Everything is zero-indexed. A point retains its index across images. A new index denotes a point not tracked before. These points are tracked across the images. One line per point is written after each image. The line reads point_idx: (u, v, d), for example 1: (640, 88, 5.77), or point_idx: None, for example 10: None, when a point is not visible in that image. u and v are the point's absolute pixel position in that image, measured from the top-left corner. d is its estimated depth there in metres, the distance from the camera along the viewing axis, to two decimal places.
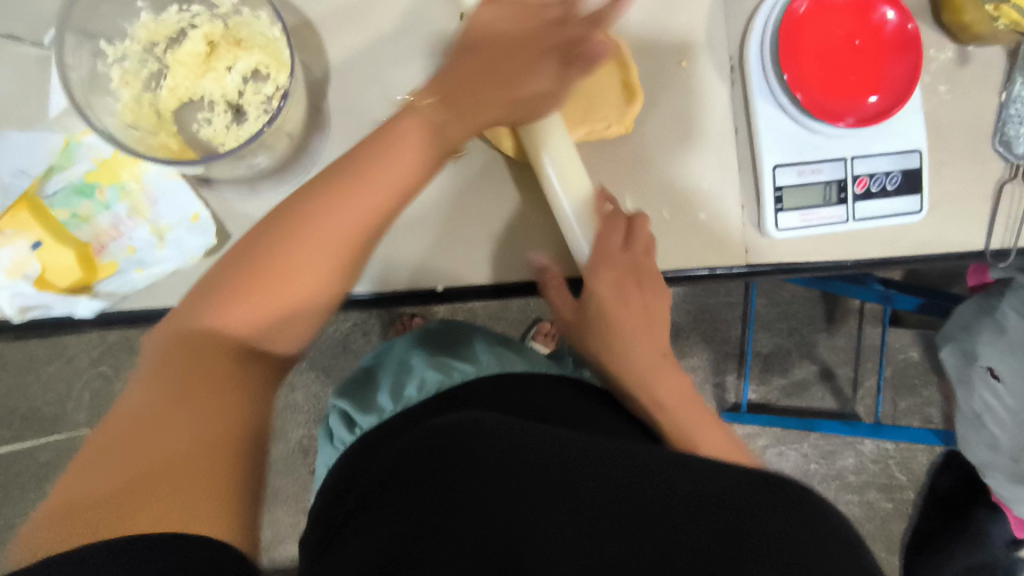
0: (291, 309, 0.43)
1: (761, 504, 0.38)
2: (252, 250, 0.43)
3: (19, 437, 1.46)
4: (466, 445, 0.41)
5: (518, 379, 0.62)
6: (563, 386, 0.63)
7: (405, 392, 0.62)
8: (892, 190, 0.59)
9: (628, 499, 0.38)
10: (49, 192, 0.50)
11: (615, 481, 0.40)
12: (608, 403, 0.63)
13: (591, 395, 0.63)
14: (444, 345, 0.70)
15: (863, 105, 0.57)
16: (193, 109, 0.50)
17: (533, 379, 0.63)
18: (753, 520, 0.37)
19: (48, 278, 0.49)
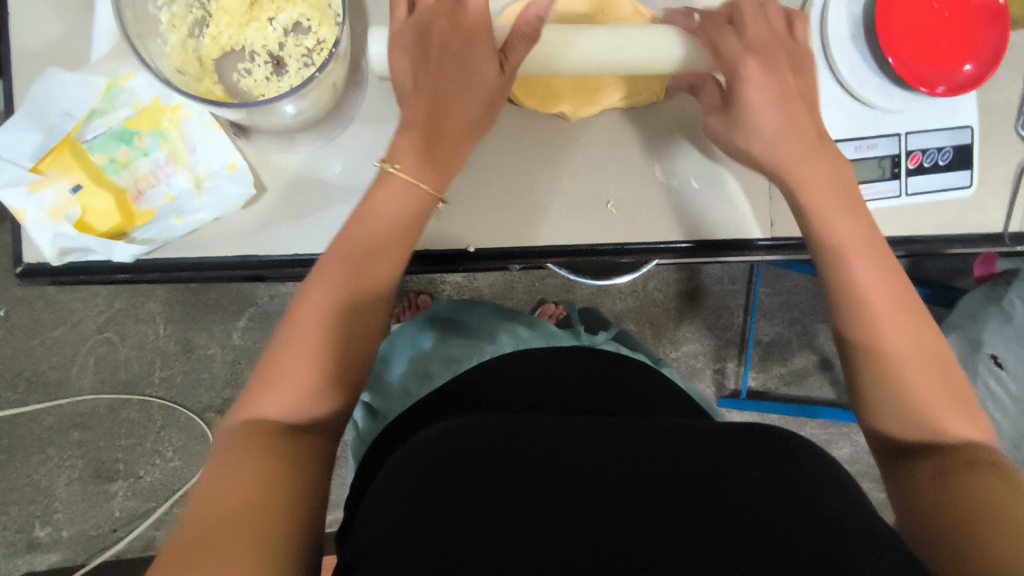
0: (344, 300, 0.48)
1: (736, 462, 0.43)
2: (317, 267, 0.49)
3: (21, 400, 1.45)
4: (462, 452, 0.45)
5: (531, 356, 0.64)
6: (577, 359, 0.65)
7: (427, 374, 0.64)
8: (943, 165, 0.61)
9: (609, 472, 0.43)
10: (89, 136, 0.50)
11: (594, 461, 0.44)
12: (622, 369, 0.65)
13: (606, 362, 0.65)
14: (454, 330, 0.71)
15: (958, 73, 0.56)
16: (234, 58, 0.51)
17: (548, 356, 0.65)
18: (730, 477, 0.42)
19: (88, 221, 0.49)
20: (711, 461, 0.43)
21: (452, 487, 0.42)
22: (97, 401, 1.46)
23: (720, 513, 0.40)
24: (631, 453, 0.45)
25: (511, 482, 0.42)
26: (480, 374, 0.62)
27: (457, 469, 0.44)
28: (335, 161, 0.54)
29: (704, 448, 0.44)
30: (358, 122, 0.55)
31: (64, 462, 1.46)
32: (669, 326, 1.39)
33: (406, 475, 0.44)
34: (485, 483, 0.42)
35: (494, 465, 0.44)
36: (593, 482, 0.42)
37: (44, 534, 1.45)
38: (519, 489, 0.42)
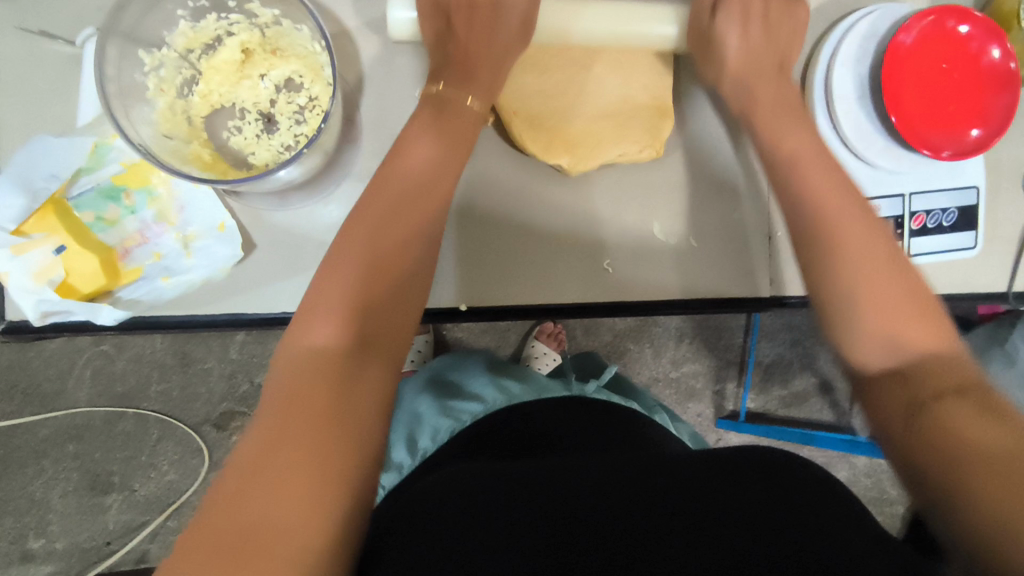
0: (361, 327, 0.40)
1: (726, 493, 0.45)
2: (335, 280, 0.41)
3: (18, 412, 1.45)
4: (457, 505, 0.47)
5: (526, 412, 0.67)
6: (572, 410, 0.68)
7: (421, 442, 0.66)
8: (947, 227, 0.59)
9: (596, 517, 0.45)
10: (75, 194, 0.49)
11: (583, 505, 0.46)
12: (613, 419, 0.67)
13: (598, 412, 0.68)
14: (446, 387, 0.74)
15: (965, 138, 0.54)
16: (223, 116, 0.50)
17: (542, 407, 0.68)
18: (719, 509, 0.44)
19: (71, 283, 0.48)
20: (700, 492, 0.46)
21: (457, 524, 0.45)
22: (93, 414, 1.46)
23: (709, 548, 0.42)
24: (625, 486, 0.47)
25: (512, 515, 0.45)
26: (478, 432, 0.65)
27: (462, 505, 0.47)
28: (325, 219, 0.53)
29: (689, 485, 0.46)
30: (352, 180, 0.53)
31: (59, 474, 1.45)
32: (669, 349, 1.38)
33: (414, 510, 0.47)
34: (488, 519, 0.45)
35: (491, 505, 0.47)
36: (590, 515, 0.45)
37: (39, 545, 1.45)
38: (519, 522, 0.45)
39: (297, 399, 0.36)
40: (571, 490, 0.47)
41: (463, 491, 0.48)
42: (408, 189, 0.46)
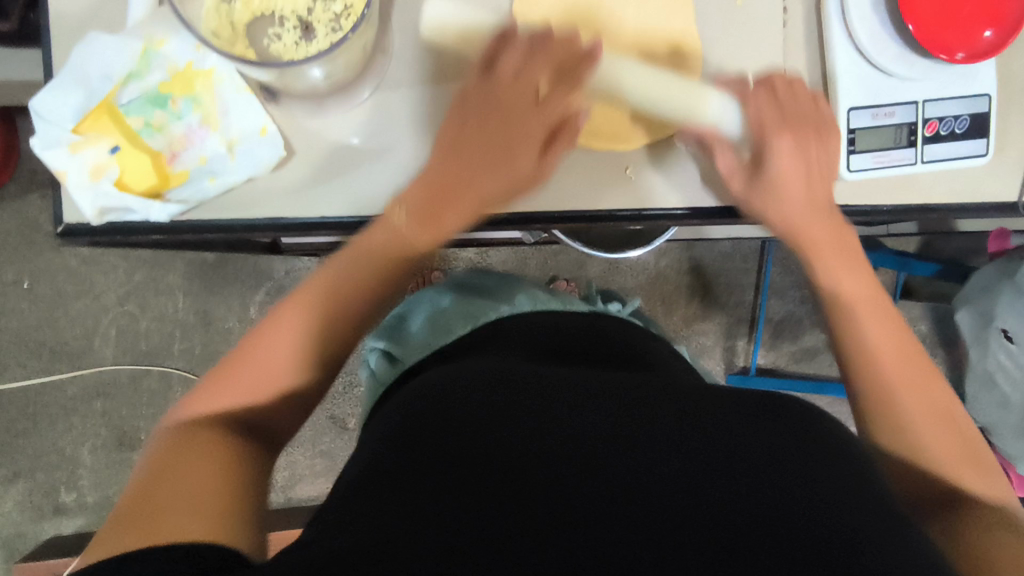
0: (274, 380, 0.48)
1: (745, 409, 0.45)
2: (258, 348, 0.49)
3: (47, 369, 1.49)
4: (474, 389, 0.46)
5: (544, 323, 0.65)
6: (594, 327, 0.66)
7: (443, 329, 0.66)
8: (960, 134, 0.61)
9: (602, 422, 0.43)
10: (124, 100, 0.51)
11: (594, 412, 0.44)
12: (635, 343, 0.64)
13: (620, 333, 0.65)
14: (472, 289, 0.72)
15: (977, 40, 0.56)
16: (263, 23, 0.52)
17: (562, 325, 0.65)
18: (745, 438, 0.42)
19: (127, 181, 0.51)
20: (731, 421, 0.44)
21: (468, 430, 0.43)
22: (119, 371, 1.50)
23: (736, 483, 0.40)
24: (650, 407, 0.44)
25: (526, 429, 0.43)
26: (501, 329, 0.63)
27: (477, 414, 0.44)
28: (359, 128, 0.56)
29: (709, 402, 0.46)
30: (383, 86, 0.56)
31: (88, 429, 1.50)
32: (681, 302, 1.41)
33: (428, 406, 0.45)
34: (500, 431, 0.43)
35: (504, 396, 0.45)
36: (608, 432, 0.42)
37: (70, 498, 1.50)
38: (533, 440, 0.42)
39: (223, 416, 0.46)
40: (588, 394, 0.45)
41: (486, 376, 0.47)
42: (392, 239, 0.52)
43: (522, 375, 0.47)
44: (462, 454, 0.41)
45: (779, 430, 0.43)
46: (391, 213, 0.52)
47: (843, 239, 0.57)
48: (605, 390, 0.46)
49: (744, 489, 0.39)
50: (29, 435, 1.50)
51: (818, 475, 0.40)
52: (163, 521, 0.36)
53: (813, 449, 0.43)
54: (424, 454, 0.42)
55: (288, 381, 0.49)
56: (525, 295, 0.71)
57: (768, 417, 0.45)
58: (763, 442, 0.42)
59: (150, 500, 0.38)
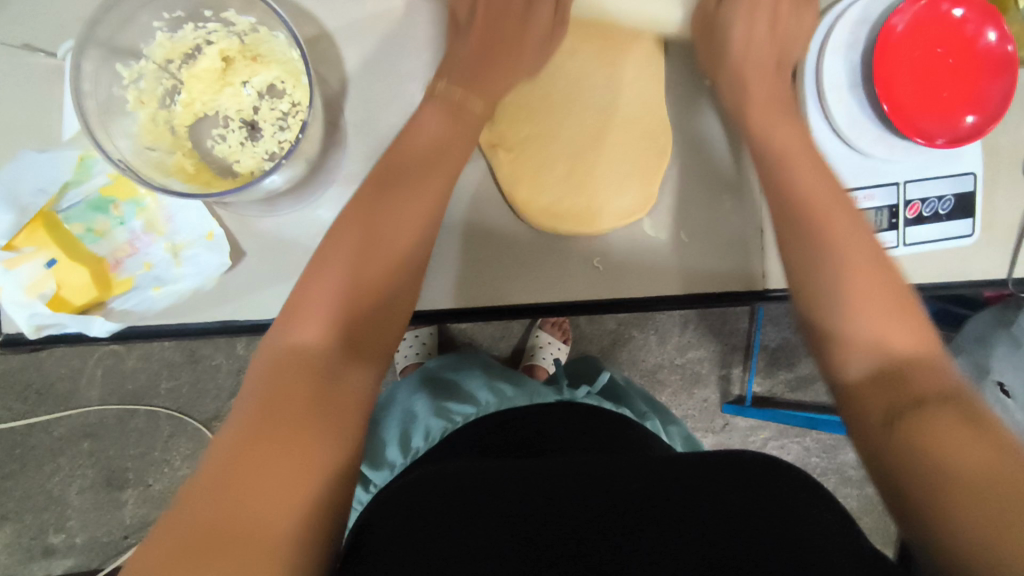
0: (308, 400, 0.41)
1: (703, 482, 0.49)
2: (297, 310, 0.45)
3: (33, 411, 1.48)
4: (450, 488, 0.51)
5: (521, 410, 0.71)
6: (570, 408, 0.71)
7: (413, 442, 0.69)
8: (943, 215, 0.58)
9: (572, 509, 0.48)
10: (65, 206, 0.49)
11: (560, 498, 0.49)
12: (611, 419, 0.71)
13: (596, 410, 0.72)
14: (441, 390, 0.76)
15: (958, 125, 0.53)
16: (207, 124, 0.49)
17: (541, 408, 0.71)
18: (704, 499, 0.47)
19: (63, 296, 0.49)
20: (693, 486, 0.48)
21: (463, 513, 0.48)
22: (106, 412, 1.48)
23: (698, 542, 0.45)
24: (619, 481, 0.50)
25: (512, 508, 0.49)
26: (479, 425, 0.69)
27: (469, 499, 0.49)
28: (312, 227, 0.53)
29: (668, 481, 0.49)
30: (337, 182, 0.54)
31: (76, 471, 1.48)
32: (673, 337, 1.38)
33: (425, 494, 0.51)
34: (483, 515, 0.48)
35: (477, 495, 0.50)
36: (586, 508, 0.48)
37: (59, 540, 1.49)
38: (522, 516, 0.48)
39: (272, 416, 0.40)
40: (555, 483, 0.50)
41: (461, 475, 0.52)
42: (408, 234, 0.49)
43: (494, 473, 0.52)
44: (460, 535, 0.47)
45: (741, 491, 0.47)
46: (403, 213, 0.49)
47: (859, 237, 0.49)
48: (579, 469, 0.52)
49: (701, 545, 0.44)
50: (16, 478, 1.49)
51: (781, 528, 0.44)
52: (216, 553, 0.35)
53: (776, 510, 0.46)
54: (423, 537, 0.47)
55: (326, 338, 0.44)
56: (491, 387, 0.76)
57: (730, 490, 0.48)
58: (721, 504, 0.46)
59: (217, 498, 0.37)
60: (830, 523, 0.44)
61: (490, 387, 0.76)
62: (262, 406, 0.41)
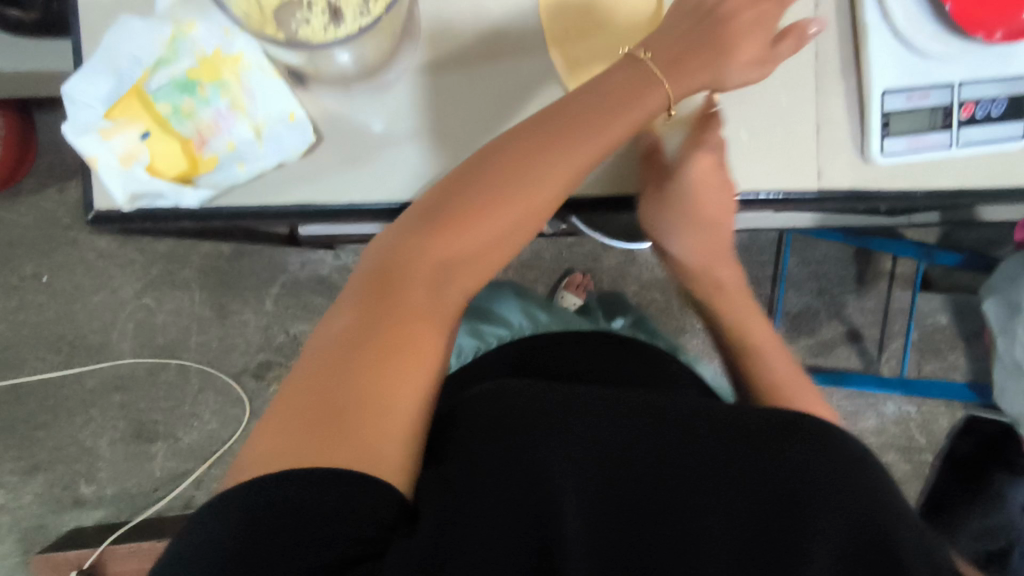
0: (393, 324, 0.45)
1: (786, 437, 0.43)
2: (388, 278, 0.47)
3: (66, 361, 1.50)
4: (507, 409, 0.45)
5: (555, 339, 0.72)
6: (599, 340, 0.72)
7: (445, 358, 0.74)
8: (996, 117, 0.60)
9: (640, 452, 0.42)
10: (153, 87, 0.51)
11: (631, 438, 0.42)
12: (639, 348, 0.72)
13: (623, 344, 0.72)
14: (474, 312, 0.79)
15: (1017, 18, 0.55)
16: (292, 9, 0.51)
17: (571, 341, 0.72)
18: (780, 459, 0.41)
19: (157, 166, 0.51)
20: (763, 445, 0.42)
21: (525, 431, 0.43)
22: (137, 365, 1.50)
23: (767, 521, 0.39)
24: (682, 432, 0.43)
25: (567, 453, 0.41)
26: (513, 360, 0.69)
27: (518, 423, 0.44)
28: (387, 111, 0.55)
29: (748, 428, 0.44)
30: (413, 70, 0.55)
31: (106, 422, 1.51)
32: None
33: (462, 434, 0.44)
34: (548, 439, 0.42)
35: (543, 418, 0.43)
36: (645, 440, 0.42)
37: (89, 492, 1.50)
38: (576, 467, 0.41)
39: (339, 379, 0.41)
40: (622, 417, 0.44)
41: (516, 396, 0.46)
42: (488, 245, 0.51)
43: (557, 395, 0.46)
44: (503, 482, 0.40)
45: (812, 456, 0.42)
46: (521, 189, 0.50)
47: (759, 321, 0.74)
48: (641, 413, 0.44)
49: (766, 523, 0.39)
50: (47, 427, 1.51)
51: (849, 518, 0.39)
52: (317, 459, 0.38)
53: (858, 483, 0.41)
54: (453, 479, 0.41)
55: (438, 260, 0.48)
56: (527, 313, 0.77)
57: (806, 445, 0.42)
58: (793, 473, 0.41)
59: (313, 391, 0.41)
60: (893, 519, 0.40)
61: (528, 317, 0.77)
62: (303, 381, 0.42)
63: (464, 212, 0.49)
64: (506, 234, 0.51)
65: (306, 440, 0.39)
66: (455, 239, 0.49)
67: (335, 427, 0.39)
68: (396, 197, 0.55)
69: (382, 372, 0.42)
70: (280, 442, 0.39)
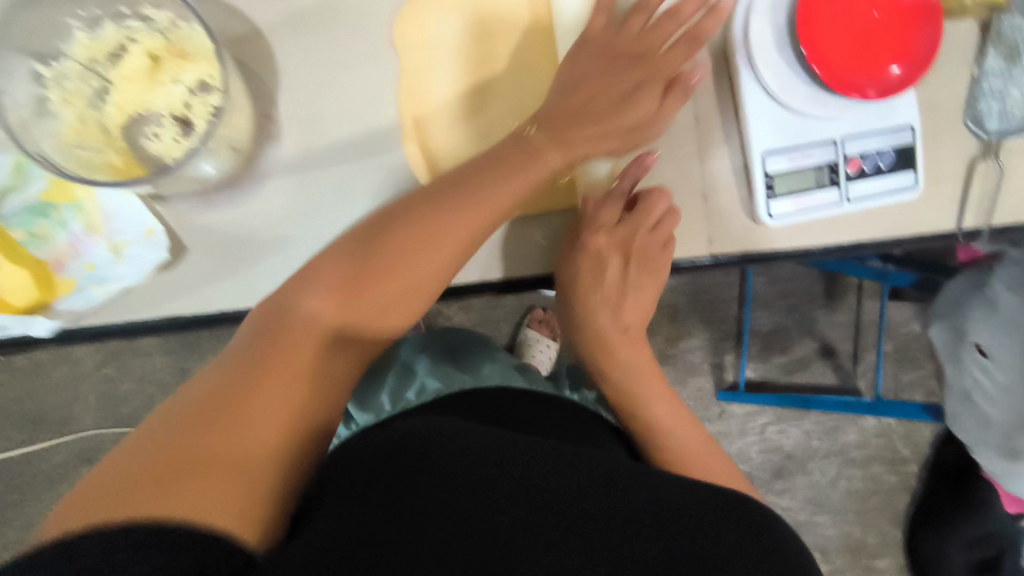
0: (288, 370, 0.46)
1: (712, 516, 0.44)
2: (290, 321, 0.49)
3: (32, 439, 1.49)
4: (448, 448, 0.45)
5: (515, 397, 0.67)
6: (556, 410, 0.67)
7: (406, 395, 0.68)
8: (885, 168, 0.58)
9: (580, 505, 0.42)
10: (7, 213, 0.51)
11: (572, 492, 0.43)
12: (588, 423, 0.67)
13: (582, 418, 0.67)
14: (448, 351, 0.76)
15: (885, 76, 0.54)
16: (141, 124, 0.50)
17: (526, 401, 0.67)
18: (702, 531, 0.42)
19: (7, 297, 0.50)
20: (683, 515, 0.43)
21: (461, 473, 0.43)
22: (102, 436, 1.49)
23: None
24: (608, 487, 0.44)
25: (495, 492, 0.42)
26: (449, 404, 0.64)
27: (458, 463, 0.43)
28: (254, 219, 0.54)
29: (679, 503, 0.44)
30: (277, 173, 0.54)
31: None
32: (664, 324, 1.36)
33: (397, 458, 0.45)
34: (484, 483, 0.42)
35: (478, 464, 0.44)
36: (579, 494, 0.43)
37: None
38: (505, 506, 0.41)
39: (239, 398, 0.43)
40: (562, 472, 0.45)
41: (453, 436, 0.46)
42: (446, 239, 0.52)
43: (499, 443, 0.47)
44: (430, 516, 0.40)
45: (729, 530, 0.42)
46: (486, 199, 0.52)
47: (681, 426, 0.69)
48: (573, 467, 0.46)
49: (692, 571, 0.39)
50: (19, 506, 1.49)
51: None
52: (180, 500, 0.37)
53: (777, 565, 0.41)
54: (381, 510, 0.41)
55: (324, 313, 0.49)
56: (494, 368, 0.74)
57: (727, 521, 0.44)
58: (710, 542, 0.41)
59: (199, 436, 0.41)
60: None
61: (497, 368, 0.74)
62: (167, 426, 0.41)
63: (415, 233, 0.52)
64: (421, 292, 0.53)
65: (208, 489, 0.38)
66: (308, 291, 0.50)
67: (211, 461, 0.40)
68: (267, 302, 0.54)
69: (225, 436, 0.41)
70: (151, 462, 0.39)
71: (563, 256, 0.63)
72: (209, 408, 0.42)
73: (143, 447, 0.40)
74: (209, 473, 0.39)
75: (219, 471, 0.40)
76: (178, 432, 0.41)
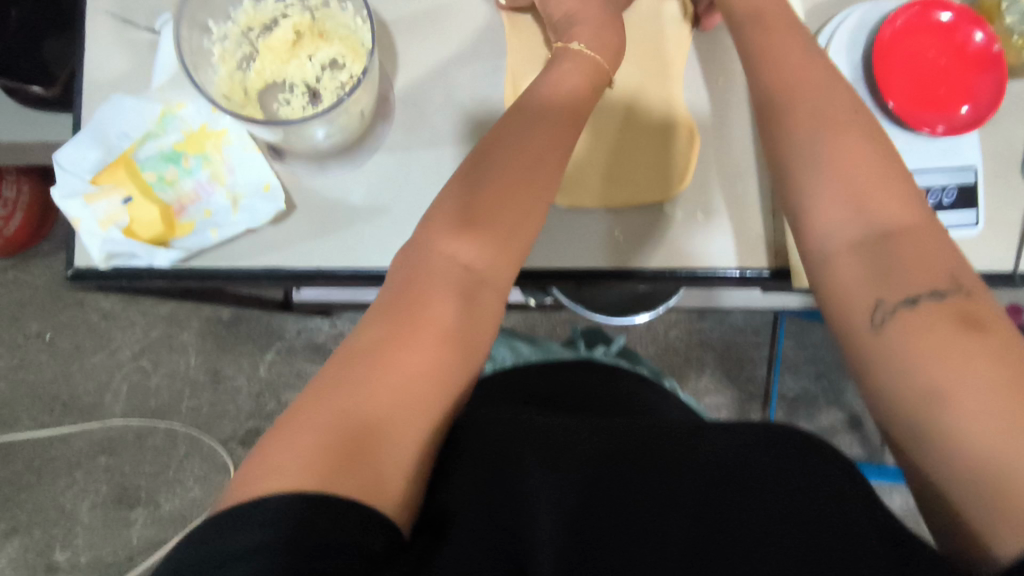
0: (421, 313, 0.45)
1: (777, 466, 0.43)
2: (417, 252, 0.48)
3: (54, 424, 1.43)
4: (490, 444, 0.45)
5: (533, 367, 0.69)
6: (578, 369, 0.69)
7: None
8: (947, 204, 0.62)
9: (632, 476, 0.44)
10: (142, 156, 0.56)
11: (617, 469, 0.44)
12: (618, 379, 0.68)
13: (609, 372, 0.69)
14: None
15: (955, 115, 0.58)
16: (275, 90, 0.56)
17: (547, 368, 0.69)
18: (770, 481, 0.43)
19: (135, 229, 0.55)
20: (738, 450, 0.45)
21: (506, 470, 0.44)
22: (127, 428, 1.43)
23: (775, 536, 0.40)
24: (649, 438, 0.47)
25: (555, 464, 0.44)
26: (487, 387, 0.65)
27: (499, 447, 0.45)
28: (359, 185, 0.58)
29: (736, 447, 0.45)
30: (382, 149, 0.59)
31: (89, 486, 1.41)
32: (692, 375, 1.34)
33: (462, 445, 0.46)
34: (533, 470, 0.44)
35: (523, 454, 0.45)
36: (628, 466, 0.44)
37: (63, 557, 1.39)
38: (575, 471, 0.44)
39: (391, 340, 0.43)
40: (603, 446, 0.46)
41: (493, 426, 0.47)
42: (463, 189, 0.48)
43: (536, 426, 0.48)
44: (476, 489, 0.43)
45: (782, 457, 0.44)
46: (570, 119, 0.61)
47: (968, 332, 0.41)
48: (614, 428, 0.48)
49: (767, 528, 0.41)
50: (12, 494, 1.40)
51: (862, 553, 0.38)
52: (262, 481, 0.37)
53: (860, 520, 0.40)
54: (462, 502, 0.42)
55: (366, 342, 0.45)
56: (512, 347, 0.74)
57: (790, 465, 0.43)
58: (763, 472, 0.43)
59: (317, 409, 0.40)
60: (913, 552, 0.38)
61: (507, 345, 0.75)
62: (307, 409, 0.40)
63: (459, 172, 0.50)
64: (479, 239, 0.47)
65: (294, 465, 0.37)
66: (430, 254, 0.47)
67: (320, 437, 0.39)
68: (362, 265, 0.57)
69: (344, 408, 0.40)
70: (268, 445, 0.39)
71: (640, 254, 0.61)
72: (346, 363, 0.42)
73: (275, 433, 0.40)
74: (310, 460, 0.38)
75: (315, 450, 0.38)
76: (318, 396, 0.41)
